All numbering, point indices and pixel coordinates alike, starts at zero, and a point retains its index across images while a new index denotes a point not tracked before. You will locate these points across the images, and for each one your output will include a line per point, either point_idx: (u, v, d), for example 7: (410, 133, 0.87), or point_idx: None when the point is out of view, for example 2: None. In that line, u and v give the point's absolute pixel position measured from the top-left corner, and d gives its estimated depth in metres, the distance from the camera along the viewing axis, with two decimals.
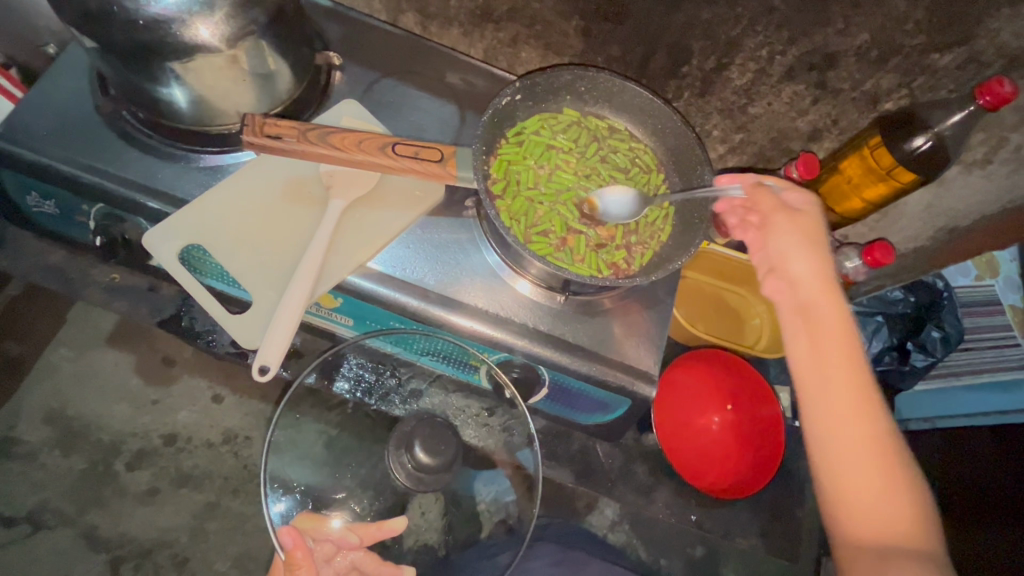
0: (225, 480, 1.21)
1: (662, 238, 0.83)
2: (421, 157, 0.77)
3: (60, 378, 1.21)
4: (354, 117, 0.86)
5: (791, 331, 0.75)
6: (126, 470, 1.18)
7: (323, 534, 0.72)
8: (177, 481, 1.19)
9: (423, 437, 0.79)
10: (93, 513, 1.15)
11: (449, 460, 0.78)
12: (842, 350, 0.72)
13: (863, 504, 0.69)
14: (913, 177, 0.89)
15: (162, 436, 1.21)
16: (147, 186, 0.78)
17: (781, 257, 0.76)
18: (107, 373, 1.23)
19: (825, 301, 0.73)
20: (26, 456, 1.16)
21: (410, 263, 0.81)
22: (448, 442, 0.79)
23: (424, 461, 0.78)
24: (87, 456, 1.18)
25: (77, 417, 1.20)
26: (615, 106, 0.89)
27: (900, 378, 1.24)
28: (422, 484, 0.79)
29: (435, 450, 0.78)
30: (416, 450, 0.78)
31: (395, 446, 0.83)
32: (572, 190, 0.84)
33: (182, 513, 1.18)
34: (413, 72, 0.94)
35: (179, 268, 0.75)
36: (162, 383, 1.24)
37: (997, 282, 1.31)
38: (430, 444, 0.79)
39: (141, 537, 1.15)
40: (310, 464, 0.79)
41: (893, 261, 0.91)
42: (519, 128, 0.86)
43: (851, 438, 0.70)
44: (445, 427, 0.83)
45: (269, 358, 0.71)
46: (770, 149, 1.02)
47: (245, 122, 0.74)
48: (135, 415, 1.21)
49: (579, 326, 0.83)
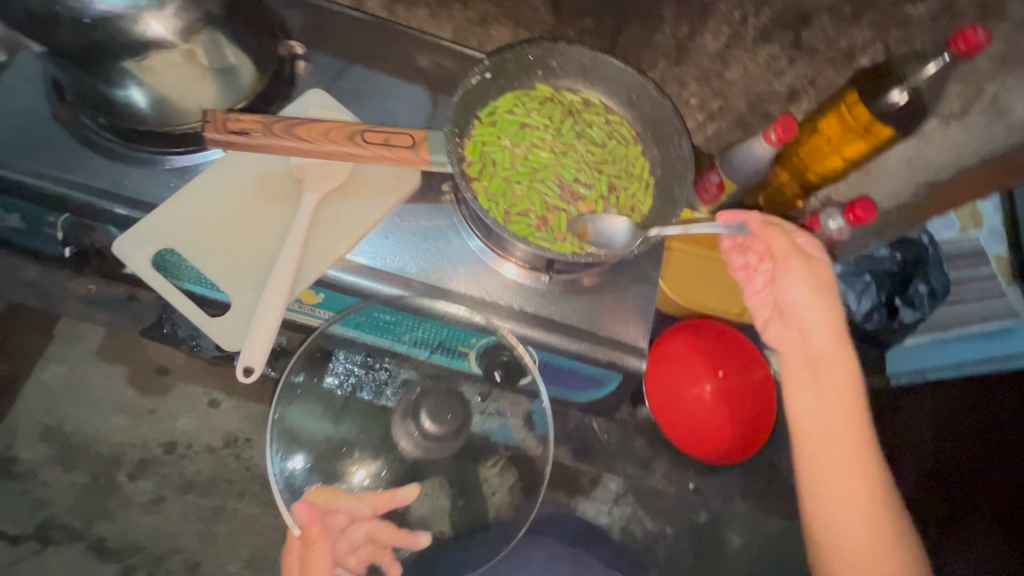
0: (229, 484, 1.20)
1: (642, 210, 0.83)
2: (393, 144, 0.76)
3: (54, 395, 1.20)
4: (320, 108, 0.84)
5: (800, 384, 0.81)
6: (128, 480, 1.18)
7: (335, 505, 0.74)
8: (182, 488, 1.19)
9: (429, 406, 0.80)
10: (100, 525, 1.15)
11: (457, 426, 0.79)
12: (848, 404, 0.78)
13: (855, 554, 0.76)
14: (889, 132, 0.88)
15: (162, 445, 1.20)
16: (115, 193, 0.76)
17: (795, 308, 0.80)
18: (100, 386, 1.21)
19: (836, 354, 0.79)
20: (26, 474, 1.16)
21: (391, 252, 0.80)
22: (454, 410, 0.80)
23: (432, 430, 0.78)
24: (88, 470, 1.17)
25: (74, 432, 1.19)
26: (589, 80, 0.87)
27: (891, 333, 1.27)
28: (433, 452, 0.80)
29: (441, 418, 0.79)
30: (422, 419, 0.79)
31: (399, 412, 0.83)
32: (550, 168, 0.83)
33: (189, 519, 1.18)
34: (381, 58, 0.91)
35: (154, 274, 0.74)
36: (157, 392, 1.22)
37: (980, 232, 1.24)
38: (436, 413, 0.79)
39: (151, 545, 1.16)
40: (316, 441, 0.80)
41: (874, 217, 0.92)
42: (491, 108, 0.84)
43: (850, 492, 0.77)
44: (451, 395, 0.83)
45: (253, 359, 0.70)
46: (750, 114, 1.00)
47: (206, 119, 0.72)
48: (132, 426, 1.20)
49: (566, 305, 0.83)
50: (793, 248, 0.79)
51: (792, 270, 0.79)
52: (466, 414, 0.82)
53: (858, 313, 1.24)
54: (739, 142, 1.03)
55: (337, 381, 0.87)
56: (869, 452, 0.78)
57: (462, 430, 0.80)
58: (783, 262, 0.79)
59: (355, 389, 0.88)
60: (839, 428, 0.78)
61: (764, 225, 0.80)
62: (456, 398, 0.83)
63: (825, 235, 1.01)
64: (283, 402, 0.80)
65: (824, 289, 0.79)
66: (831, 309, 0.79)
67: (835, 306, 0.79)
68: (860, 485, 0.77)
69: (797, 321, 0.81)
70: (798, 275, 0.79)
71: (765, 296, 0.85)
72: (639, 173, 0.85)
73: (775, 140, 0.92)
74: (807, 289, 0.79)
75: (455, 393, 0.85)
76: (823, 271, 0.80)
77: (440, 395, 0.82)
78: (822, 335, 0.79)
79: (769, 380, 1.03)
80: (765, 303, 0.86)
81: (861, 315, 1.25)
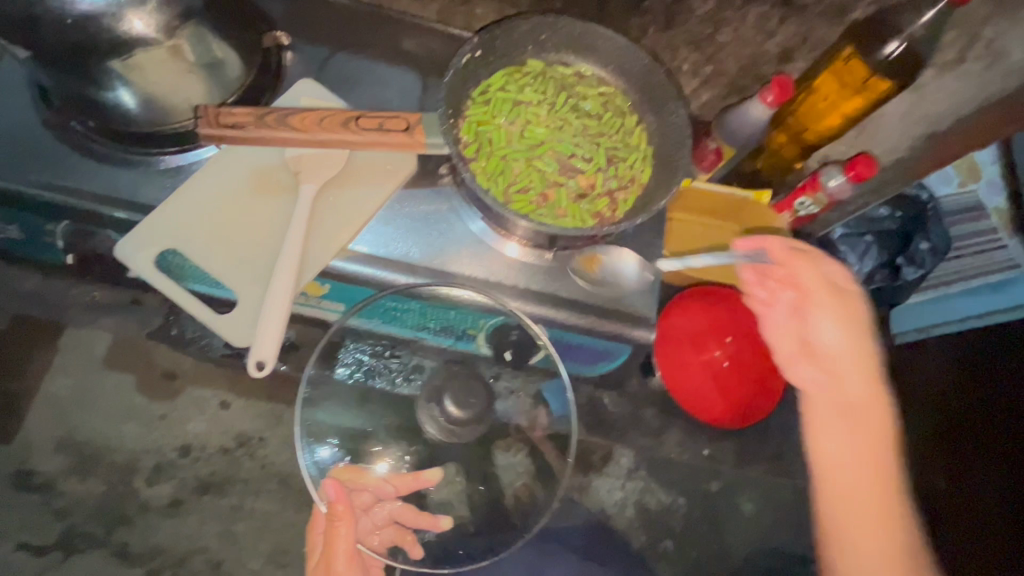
0: (245, 483, 1.22)
1: (643, 180, 0.82)
2: (387, 128, 0.75)
3: (64, 406, 1.20)
4: (314, 97, 0.83)
5: (828, 424, 0.78)
6: (146, 486, 1.19)
7: (361, 483, 0.77)
8: (199, 489, 1.20)
9: (452, 392, 0.78)
10: (122, 530, 1.17)
11: (482, 409, 0.77)
12: (876, 448, 0.76)
13: None
14: (888, 85, 0.88)
15: (176, 449, 1.21)
16: (109, 197, 0.75)
17: (829, 348, 0.79)
18: (109, 395, 1.21)
19: (867, 397, 0.77)
20: (45, 486, 1.17)
21: (394, 238, 0.80)
22: (478, 392, 0.78)
23: (455, 414, 0.76)
24: (105, 478, 1.18)
25: (87, 442, 1.19)
26: (580, 52, 0.86)
27: (893, 294, 1.25)
28: (461, 434, 0.78)
29: (464, 403, 0.76)
30: (445, 405, 0.76)
31: (425, 398, 0.82)
32: (547, 144, 0.82)
33: (208, 520, 1.19)
34: (367, 43, 0.90)
35: (158, 274, 0.74)
36: (167, 397, 1.22)
37: (980, 186, 1.25)
38: (459, 398, 0.77)
39: (173, 547, 1.17)
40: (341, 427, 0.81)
41: (875, 173, 0.92)
42: (484, 87, 0.82)
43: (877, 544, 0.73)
44: (475, 379, 0.81)
45: (264, 353, 0.70)
46: (742, 77, 1.00)
47: (199, 114, 0.71)
48: (145, 432, 1.21)
49: (571, 280, 0.83)
50: (826, 282, 0.80)
51: (822, 307, 0.79)
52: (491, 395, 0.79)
53: (862, 275, 1.20)
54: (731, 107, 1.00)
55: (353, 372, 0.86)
56: (898, 505, 0.75)
57: (487, 411, 0.77)
58: (814, 295, 0.79)
59: (367, 377, 0.87)
60: (868, 474, 0.75)
61: (794, 253, 0.79)
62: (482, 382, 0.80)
63: (825, 195, 0.98)
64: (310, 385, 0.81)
65: (857, 328, 0.78)
66: (865, 351, 0.78)
67: (868, 348, 0.78)
68: (889, 536, 0.73)
69: (827, 360, 0.79)
70: (833, 313, 0.79)
71: (790, 328, 0.82)
72: (637, 143, 0.84)
73: (771, 102, 0.91)
74: (837, 324, 0.79)
75: (479, 378, 0.82)
76: (856, 311, 0.79)
77: (464, 379, 0.80)
78: (856, 379, 0.78)
79: None
80: (789, 338, 0.83)
81: (863, 276, 1.21)
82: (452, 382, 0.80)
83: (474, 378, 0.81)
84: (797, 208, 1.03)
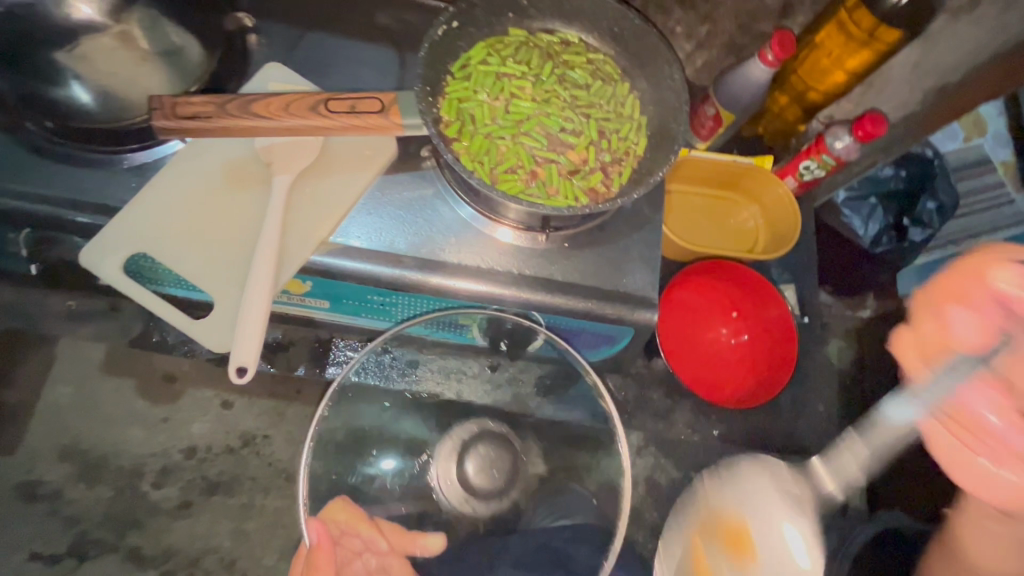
0: (254, 481, 1.19)
1: (638, 152, 0.77)
2: (360, 111, 0.70)
3: (65, 415, 1.17)
4: (283, 82, 0.76)
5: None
6: (153, 489, 1.16)
7: (354, 530, 0.69)
8: (207, 490, 1.17)
9: (481, 456, 0.85)
10: (133, 535, 1.14)
11: (502, 484, 0.83)
12: None
13: None
14: (896, 34, 0.83)
15: (181, 451, 1.18)
16: (74, 199, 0.70)
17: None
18: (110, 402, 1.18)
19: None
20: (52, 495, 1.14)
21: (378, 230, 0.75)
22: (503, 465, 0.85)
23: (475, 476, 0.83)
24: (112, 484, 1.16)
25: (92, 449, 1.17)
26: (565, 17, 0.81)
27: (902, 255, 1.22)
28: (473, 505, 0.81)
29: (487, 472, 0.83)
30: (467, 463, 0.84)
31: (450, 441, 0.87)
32: (534, 118, 0.77)
33: (218, 520, 1.17)
34: (337, 19, 0.83)
35: (126, 280, 0.69)
36: (168, 401, 1.20)
37: (986, 140, 1.19)
38: (484, 467, 0.84)
39: (185, 548, 1.15)
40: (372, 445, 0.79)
41: (884, 131, 0.88)
42: (464, 61, 0.77)
43: None
44: (504, 447, 0.87)
45: (244, 358, 0.66)
46: (741, 36, 0.93)
47: (153, 105, 0.66)
48: (149, 436, 1.18)
49: (567, 262, 0.78)
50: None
51: None
52: (517, 472, 0.85)
53: (867, 237, 1.21)
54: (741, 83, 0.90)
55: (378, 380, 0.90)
56: None
57: (505, 491, 0.83)
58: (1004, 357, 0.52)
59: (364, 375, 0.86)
60: None
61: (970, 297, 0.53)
62: (511, 453, 0.86)
63: (831, 158, 0.93)
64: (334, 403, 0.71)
65: None
66: None
67: None
68: None
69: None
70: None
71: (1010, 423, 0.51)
72: (631, 112, 0.79)
73: (772, 61, 0.86)
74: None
75: (508, 445, 0.87)
76: None
77: (496, 441, 0.87)
78: None
79: (790, 321, 0.95)
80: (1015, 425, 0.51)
81: (869, 240, 1.22)
82: (484, 441, 0.87)
83: (503, 443, 0.87)
84: (802, 172, 0.97)
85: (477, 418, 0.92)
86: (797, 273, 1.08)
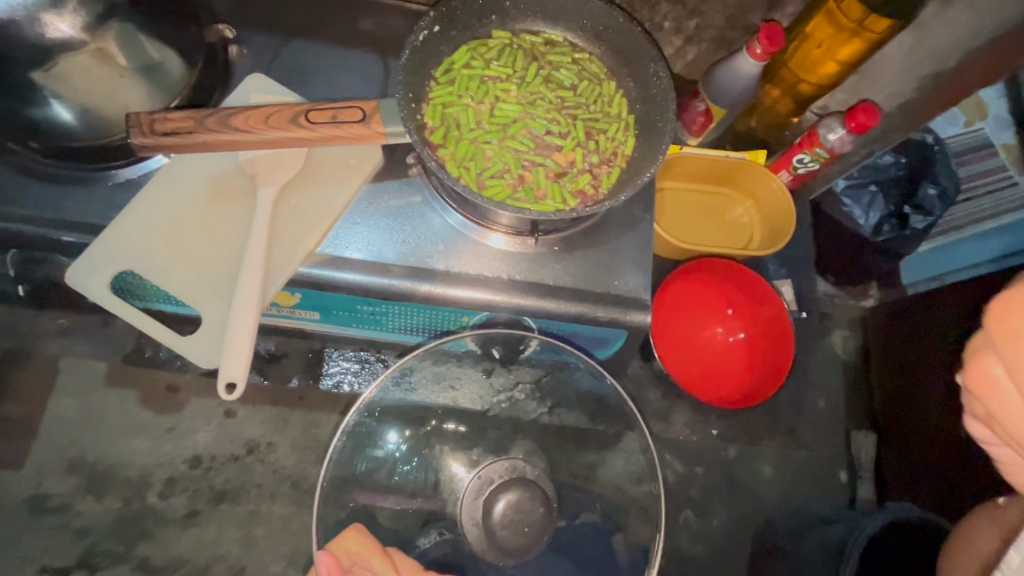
0: (260, 488, 1.16)
1: (626, 152, 0.76)
2: (341, 120, 0.69)
3: (69, 427, 1.15)
4: (265, 94, 0.76)
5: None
6: (160, 499, 1.14)
7: (367, 562, 0.72)
8: (214, 498, 1.15)
9: (512, 502, 0.81)
10: (142, 545, 1.11)
11: (529, 543, 0.77)
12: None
13: None
14: (885, 24, 0.81)
15: (186, 460, 1.16)
16: (58, 219, 0.70)
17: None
18: (115, 412, 1.16)
19: None
20: (59, 508, 1.11)
21: (366, 240, 0.75)
22: (534, 522, 0.79)
23: (501, 521, 0.79)
24: (119, 495, 1.13)
25: (99, 460, 1.14)
26: (549, 18, 0.80)
27: (903, 244, 1.20)
28: (492, 553, 0.78)
29: (515, 525, 0.79)
30: (496, 502, 0.81)
31: (485, 471, 0.85)
32: (519, 121, 0.76)
33: (226, 528, 1.14)
34: (318, 27, 0.83)
35: (114, 298, 0.69)
36: (175, 409, 1.17)
37: (987, 123, 1.26)
38: (513, 515, 0.80)
39: (194, 557, 1.12)
40: (383, 425, 0.82)
41: (878, 122, 0.85)
42: (447, 65, 0.76)
43: None
44: (538, 501, 0.81)
45: (234, 373, 0.66)
46: (731, 30, 0.93)
47: (130, 123, 0.66)
48: (154, 446, 1.16)
49: (559, 266, 0.78)
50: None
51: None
52: (547, 529, 0.79)
53: (868, 226, 1.19)
54: (735, 79, 0.89)
55: (401, 394, 0.83)
56: None
57: (528, 551, 0.77)
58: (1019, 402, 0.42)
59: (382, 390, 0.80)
60: None
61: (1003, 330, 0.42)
62: (545, 509, 0.81)
63: (824, 150, 0.91)
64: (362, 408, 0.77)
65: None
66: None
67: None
68: None
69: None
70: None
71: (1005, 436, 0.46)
72: (618, 112, 0.78)
73: (761, 54, 0.85)
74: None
75: (543, 500, 0.81)
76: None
77: (532, 491, 0.83)
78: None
79: (787, 319, 0.93)
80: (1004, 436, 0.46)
81: (870, 229, 1.19)
82: (521, 487, 0.83)
83: (538, 496, 0.82)
84: (795, 166, 0.96)
85: (513, 454, 0.88)
86: (793, 268, 1.07)
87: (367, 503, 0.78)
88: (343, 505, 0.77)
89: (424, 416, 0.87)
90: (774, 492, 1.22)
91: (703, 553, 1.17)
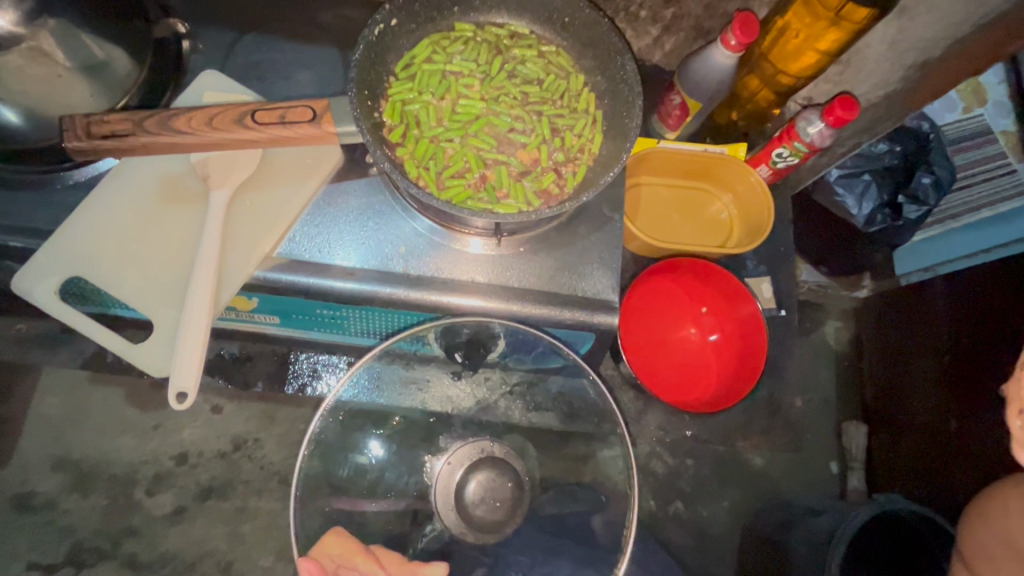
0: (247, 484, 1.15)
1: (593, 149, 0.73)
2: (290, 120, 0.67)
3: (53, 426, 1.14)
4: (216, 91, 0.73)
5: None
6: (147, 496, 1.13)
7: (350, 561, 0.66)
8: (201, 495, 1.14)
9: (483, 481, 0.78)
10: (130, 542, 1.11)
11: (503, 517, 0.77)
12: None
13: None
14: (865, 12, 0.77)
15: (173, 457, 1.15)
16: (6, 224, 0.68)
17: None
18: (98, 410, 1.15)
19: None
20: (46, 506, 1.11)
21: (319, 241, 0.72)
22: (506, 496, 0.78)
23: (473, 500, 0.77)
24: (106, 493, 1.12)
25: (84, 458, 1.13)
26: (514, 9, 0.77)
27: (896, 235, 1.18)
28: (472, 535, 0.76)
29: (486, 501, 0.77)
30: (468, 483, 0.78)
31: (455, 456, 0.81)
32: (482, 118, 0.73)
33: (213, 524, 1.13)
34: (277, 20, 0.80)
35: (61, 306, 0.68)
36: (158, 406, 1.16)
37: (986, 109, 1.22)
38: (485, 493, 0.77)
39: (182, 552, 1.12)
40: (359, 430, 0.78)
41: (858, 114, 0.82)
42: (407, 60, 0.73)
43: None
44: (510, 478, 0.79)
45: (184, 382, 0.64)
46: (708, 18, 0.89)
47: (65, 126, 0.64)
48: (138, 444, 1.15)
49: (525, 267, 0.76)
50: None
51: None
52: (519, 504, 0.79)
53: (861, 217, 1.16)
54: (708, 72, 0.86)
55: (363, 395, 0.80)
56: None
57: (505, 526, 0.76)
58: None
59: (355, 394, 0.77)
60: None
61: None
62: (515, 484, 0.79)
63: (804, 145, 0.88)
64: (329, 411, 0.70)
65: None
66: None
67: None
68: None
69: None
70: None
71: None
72: (585, 107, 0.75)
73: (736, 46, 0.82)
74: None
75: (514, 477, 0.80)
76: None
77: (502, 468, 0.80)
78: None
79: (762, 317, 0.91)
80: None
81: (863, 220, 1.16)
82: (491, 466, 0.80)
83: (509, 472, 0.80)
84: (774, 159, 0.93)
85: (479, 439, 0.84)
86: (776, 263, 1.04)
87: (349, 509, 0.73)
88: (319, 510, 0.70)
89: (387, 415, 0.84)
90: (769, 480, 1.26)
91: (694, 545, 1.22)
